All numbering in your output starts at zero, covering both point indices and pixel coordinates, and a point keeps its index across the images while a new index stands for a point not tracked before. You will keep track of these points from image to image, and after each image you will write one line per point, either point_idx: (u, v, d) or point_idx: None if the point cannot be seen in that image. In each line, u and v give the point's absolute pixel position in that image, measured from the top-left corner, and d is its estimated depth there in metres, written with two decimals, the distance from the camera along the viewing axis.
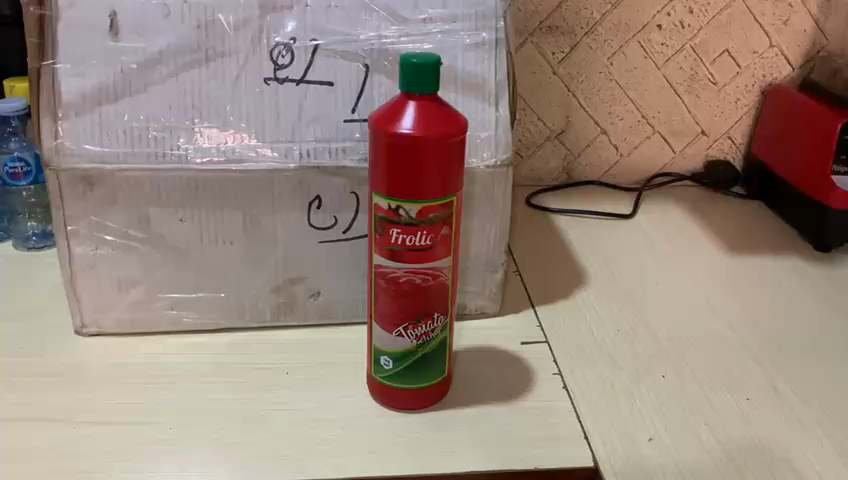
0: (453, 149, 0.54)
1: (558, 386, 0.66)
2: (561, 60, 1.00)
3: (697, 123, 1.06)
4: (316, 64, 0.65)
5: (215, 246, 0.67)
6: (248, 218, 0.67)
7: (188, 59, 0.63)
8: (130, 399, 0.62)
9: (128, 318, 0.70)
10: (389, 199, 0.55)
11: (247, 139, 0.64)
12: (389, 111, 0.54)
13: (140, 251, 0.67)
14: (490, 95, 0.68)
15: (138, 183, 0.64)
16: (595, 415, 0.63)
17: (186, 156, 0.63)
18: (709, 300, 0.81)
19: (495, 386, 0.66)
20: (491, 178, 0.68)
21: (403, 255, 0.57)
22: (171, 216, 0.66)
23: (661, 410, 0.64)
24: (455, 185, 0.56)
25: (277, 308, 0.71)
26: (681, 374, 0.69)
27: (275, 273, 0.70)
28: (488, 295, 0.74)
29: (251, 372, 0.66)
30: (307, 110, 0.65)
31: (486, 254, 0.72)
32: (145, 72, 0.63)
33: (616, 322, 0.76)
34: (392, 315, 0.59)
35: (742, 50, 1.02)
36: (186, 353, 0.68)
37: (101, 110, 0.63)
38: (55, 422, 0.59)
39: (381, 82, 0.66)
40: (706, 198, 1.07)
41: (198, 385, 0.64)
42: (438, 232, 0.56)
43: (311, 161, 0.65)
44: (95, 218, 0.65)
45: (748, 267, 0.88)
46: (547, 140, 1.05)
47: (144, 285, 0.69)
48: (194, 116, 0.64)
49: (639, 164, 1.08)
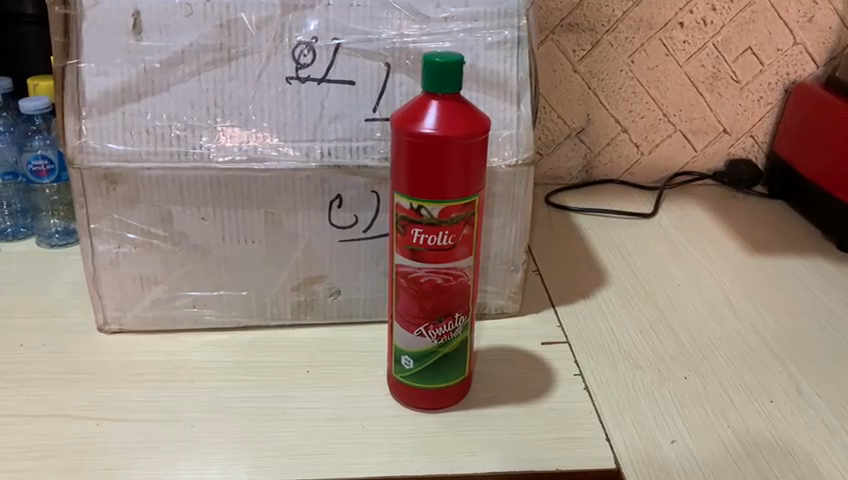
0: (475, 149, 0.54)
1: (578, 387, 0.66)
2: (581, 57, 0.99)
3: (719, 121, 1.05)
4: (337, 64, 0.65)
5: (236, 244, 0.68)
6: (269, 216, 0.67)
7: (210, 57, 0.63)
8: (151, 396, 0.62)
9: (148, 316, 0.70)
10: (411, 199, 0.55)
11: (269, 138, 0.64)
12: (411, 110, 0.54)
13: (162, 249, 0.67)
14: (512, 94, 0.67)
15: (161, 182, 0.64)
16: (617, 417, 0.62)
17: (208, 154, 0.64)
18: (731, 300, 0.80)
19: (515, 386, 0.65)
20: (512, 177, 0.68)
21: (424, 255, 0.56)
22: (193, 215, 0.66)
23: (683, 411, 0.63)
24: (477, 185, 0.56)
25: (297, 307, 0.71)
26: (702, 376, 0.68)
27: (295, 273, 0.70)
28: (508, 294, 0.74)
29: (272, 370, 0.66)
30: (328, 109, 0.65)
31: (506, 254, 0.72)
32: (167, 71, 0.63)
33: (637, 323, 0.75)
34: (413, 315, 0.59)
35: (766, 47, 1.01)
36: (206, 351, 0.69)
37: (125, 109, 0.63)
38: (79, 418, 0.60)
39: (403, 80, 0.66)
40: (728, 198, 1.06)
41: (219, 383, 0.64)
42: (459, 232, 0.56)
43: (331, 160, 0.65)
44: (117, 216, 0.66)
45: (770, 267, 0.87)
46: (566, 139, 1.05)
47: (166, 283, 0.69)
48: (216, 115, 0.64)
49: (659, 162, 1.08)
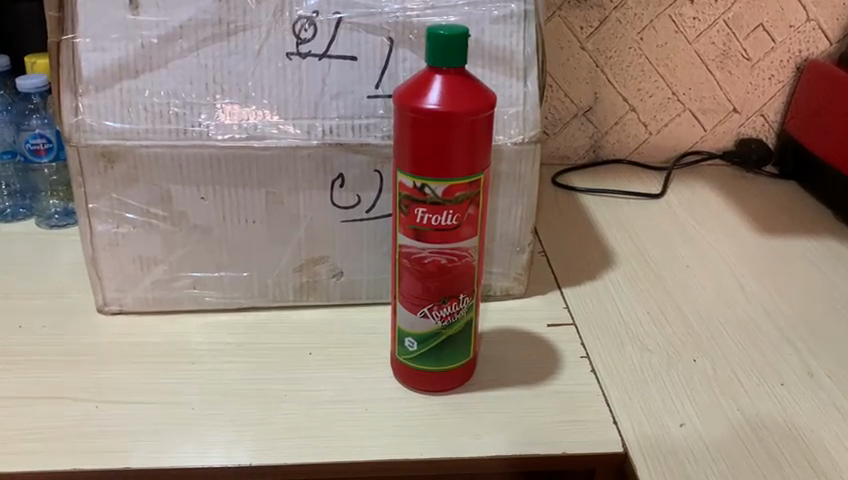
0: (480, 126, 0.53)
1: (585, 370, 0.65)
2: (589, 35, 0.97)
3: (729, 100, 1.03)
4: (338, 39, 0.63)
5: (237, 225, 0.66)
6: (270, 196, 0.65)
7: (209, 32, 0.62)
8: (151, 378, 0.62)
9: (149, 297, 0.69)
10: (414, 177, 0.53)
11: (269, 116, 0.63)
12: (415, 86, 0.52)
13: (161, 230, 0.66)
14: (519, 69, 0.65)
15: (160, 161, 0.63)
16: (625, 400, 0.61)
17: (207, 132, 0.62)
18: (740, 281, 0.79)
19: (521, 368, 0.64)
20: (518, 155, 0.66)
21: (428, 235, 0.55)
22: (193, 194, 0.65)
23: (692, 394, 0.62)
24: (483, 163, 0.54)
25: (300, 288, 0.70)
26: (711, 358, 0.67)
27: (297, 253, 0.68)
28: (513, 276, 0.73)
29: (273, 352, 0.65)
30: (329, 85, 0.64)
31: (512, 234, 0.71)
32: (165, 47, 0.62)
33: (645, 305, 0.74)
34: (417, 296, 0.57)
35: (778, 24, 0.98)
36: (207, 333, 0.68)
37: (122, 86, 0.62)
38: (79, 400, 0.59)
39: (406, 56, 0.64)
40: (737, 178, 1.04)
41: (220, 364, 0.63)
42: (464, 212, 0.55)
43: (333, 138, 0.64)
44: (115, 195, 0.64)
45: (780, 248, 0.86)
46: (574, 118, 1.03)
47: (166, 264, 0.68)
48: (216, 92, 0.63)
49: (668, 142, 1.06)
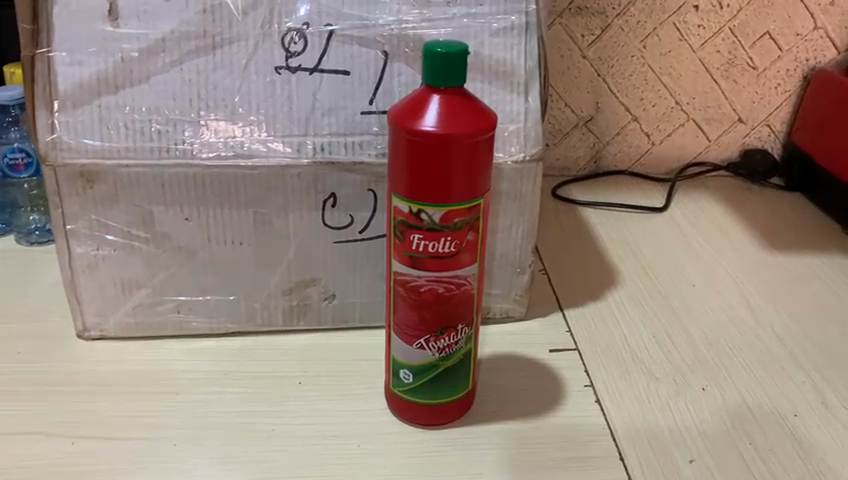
0: (481, 148, 0.49)
1: (590, 400, 0.61)
2: (591, 43, 0.94)
3: (734, 109, 1.01)
4: (330, 52, 0.60)
5: (223, 246, 0.63)
6: (257, 216, 0.62)
7: (193, 45, 0.59)
8: (133, 410, 0.58)
9: (131, 322, 0.66)
10: (410, 203, 0.50)
11: (257, 132, 0.60)
12: (410, 105, 0.49)
13: (144, 252, 0.63)
14: (520, 84, 0.62)
15: (142, 180, 0.60)
16: (631, 434, 0.58)
17: (191, 151, 0.59)
18: (749, 301, 0.76)
19: (522, 399, 0.61)
20: (519, 173, 0.63)
21: (425, 263, 0.52)
22: (176, 215, 0.62)
23: (701, 427, 0.59)
24: (483, 187, 0.51)
25: (290, 312, 0.67)
26: (721, 386, 0.64)
27: (287, 276, 0.65)
28: (514, 298, 0.70)
29: (261, 382, 0.62)
30: (321, 100, 0.60)
31: (512, 255, 0.67)
32: (147, 60, 0.58)
33: (651, 328, 0.71)
34: (413, 326, 0.54)
35: (784, 32, 0.95)
36: (193, 359, 0.64)
37: (101, 102, 0.58)
38: (55, 436, 0.55)
39: (402, 70, 0.61)
40: (742, 190, 1.01)
41: (206, 395, 0.60)
42: (463, 238, 0.51)
43: (325, 156, 0.60)
44: (95, 216, 0.61)
45: (788, 265, 0.83)
46: (575, 128, 1.00)
47: (149, 287, 0.65)
48: (201, 108, 0.59)
49: (671, 152, 1.03)
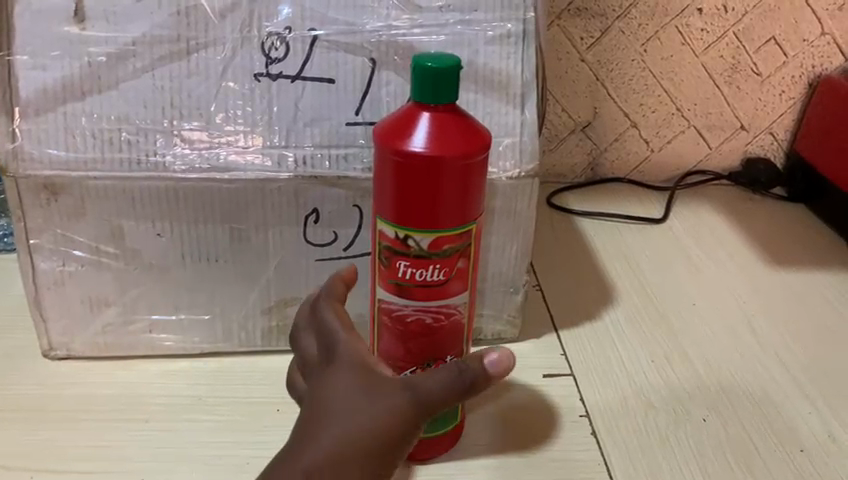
0: (474, 170, 0.46)
1: (586, 432, 0.58)
2: (590, 45, 0.90)
3: (737, 116, 0.97)
4: (313, 59, 0.56)
5: (197, 263, 0.59)
6: (234, 232, 0.58)
7: (166, 50, 0.55)
8: (99, 440, 0.55)
9: (100, 341, 0.62)
10: (397, 227, 0.47)
11: (234, 144, 0.56)
12: (398, 122, 0.45)
13: (113, 268, 0.59)
14: (516, 95, 0.59)
15: (110, 193, 0.56)
16: (629, 471, 0.55)
17: (164, 163, 0.55)
18: (751, 322, 0.73)
19: (513, 431, 0.58)
20: (514, 191, 0.59)
21: (412, 291, 0.48)
22: (148, 230, 0.58)
23: (703, 462, 0.56)
24: (475, 211, 0.47)
25: (270, 332, 0.63)
26: (722, 416, 0.61)
27: (266, 294, 0.62)
28: (506, 319, 0.66)
29: (237, 408, 0.58)
30: (303, 110, 0.56)
31: (505, 274, 0.64)
32: (116, 65, 0.54)
33: (649, 351, 0.68)
34: (398, 357, 0.51)
35: (791, 37, 0.92)
36: (165, 382, 0.61)
37: (65, 108, 0.54)
38: (13, 469, 0.52)
39: (390, 79, 0.57)
40: (744, 200, 0.98)
41: (178, 424, 0.56)
42: (453, 266, 0.48)
43: (307, 170, 0.56)
44: (60, 230, 0.57)
45: (793, 283, 0.79)
46: (571, 134, 0.96)
47: (119, 305, 0.61)
48: (174, 117, 0.55)
49: (671, 160, 0.99)
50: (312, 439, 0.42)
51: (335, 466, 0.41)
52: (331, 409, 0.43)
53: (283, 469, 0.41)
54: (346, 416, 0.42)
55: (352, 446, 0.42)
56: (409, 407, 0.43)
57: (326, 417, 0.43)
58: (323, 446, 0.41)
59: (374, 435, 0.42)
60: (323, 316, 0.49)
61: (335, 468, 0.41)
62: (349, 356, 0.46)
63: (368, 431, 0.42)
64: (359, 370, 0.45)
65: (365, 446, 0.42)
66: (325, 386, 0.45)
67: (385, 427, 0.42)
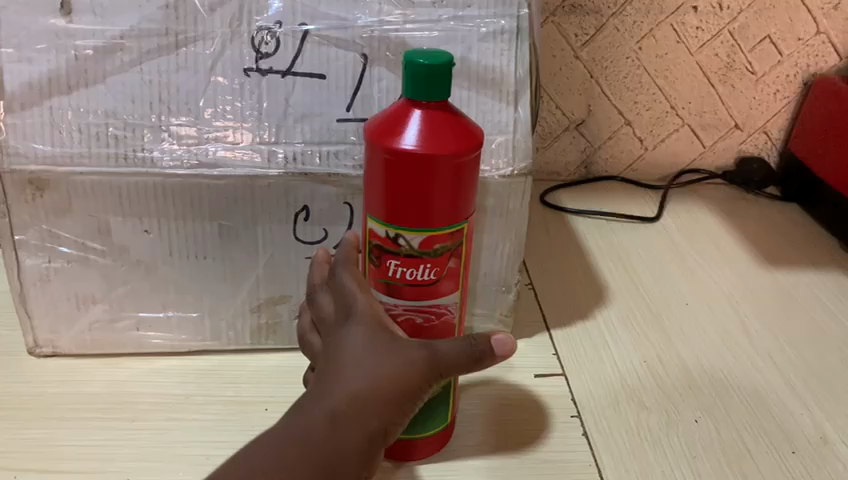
0: (465, 169, 0.45)
1: (577, 433, 0.58)
2: (584, 43, 0.90)
3: (731, 115, 0.97)
4: (304, 54, 0.55)
5: (185, 260, 0.59)
6: (223, 229, 0.58)
7: (154, 43, 0.54)
8: (84, 439, 0.54)
9: (86, 338, 0.61)
10: (387, 226, 0.46)
11: (223, 140, 0.55)
12: (388, 120, 0.45)
13: (100, 265, 0.58)
14: (509, 93, 0.58)
15: (97, 189, 0.55)
16: (620, 472, 0.54)
17: (152, 158, 0.54)
18: (744, 323, 0.72)
19: (504, 432, 0.57)
20: (507, 189, 0.59)
21: (402, 291, 0.48)
22: (135, 227, 0.57)
23: (694, 463, 0.56)
24: (467, 210, 0.47)
25: (259, 331, 0.62)
26: (715, 417, 0.60)
27: (256, 292, 0.61)
28: (498, 318, 0.66)
29: (225, 407, 0.58)
30: (293, 106, 0.56)
31: (498, 273, 0.63)
32: (103, 58, 0.53)
33: (642, 351, 0.67)
34: None
35: (786, 36, 0.91)
36: (152, 380, 0.60)
37: (51, 102, 0.54)
38: None
39: (382, 75, 0.56)
40: (737, 199, 0.97)
41: (165, 422, 0.56)
42: (444, 265, 0.47)
43: (297, 167, 0.55)
44: (46, 226, 0.56)
45: (786, 283, 0.79)
46: (565, 131, 0.95)
47: (105, 302, 0.60)
48: (162, 112, 0.55)
49: (664, 158, 0.99)
50: (330, 387, 0.42)
51: (357, 413, 0.41)
52: (350, 359, 0.43)
53: (302, 414, 0.41)
54: (365, 366, 0.42)
55: (373, 394, 0.41)
56: (427, 364, 0.43)
57: (344, 366, 0.42)
58: (343, 393, 0.41)
59: (392, 386, 0.42)
60: (342, 278, 0.47)
61: (356, 415, 0.41)
62: (365, 311, 0.45)
63: (389, 381, 0.42)
64: (375, 327, 0.44)
65: (384, 394, 0.42)
66: (340, 341, 0.44)
67: (405, 379, 0.42)
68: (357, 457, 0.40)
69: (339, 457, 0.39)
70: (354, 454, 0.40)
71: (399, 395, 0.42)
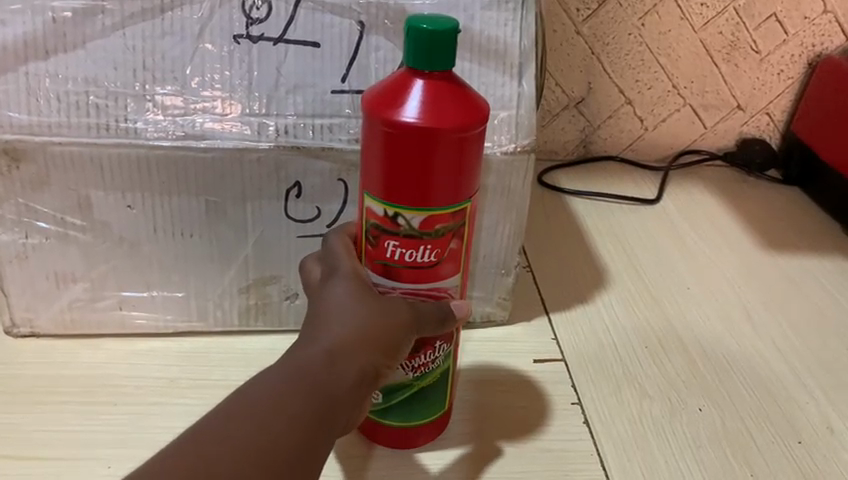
0: (469, 144, 0.43)
1: (578, 421, 0.56)
2: (586, 18, 0.87)
3: (734, 96, 0.94)
4: (298, 20, 0.52)
5: (170, 238, 0.56)
6: (210, 206, 0.55)
7: (138, 6, 0.51)
8: (61, 425, 0.51)
9: (66, 318, 0.58)
10: (386, 204, 0.44)
11: (211, 110, 0.52)
12: (388, 90, 0.42)
13: (81, 242, 0.55)
14: (513, 65, 0.55)
15: (76, 161, 0.52)
16: (622, 463, 0.52)
17: (135, 129, 0.51)
18: (747, 308, 0.70)
19: (503, 419, 0.55)
20: (509, 167, 0.56)
21: (400, 273, 0.45)
22: (118, 202, 0.54)
23: (698, 453, 0.54)
24: (470, 188, 0.44)
25: (247, 312, 0.60)
26: (719, 406, 0.58)
27: (245, 272, 0.58)
28: (496, 301, 0.63)
29: (211, 391, 0.55)
30: (285, 76, 0.53)
31: (497, 255, 0.61)
32: (84, 21, 0.50)
33: (643, 336, 0.65)
34: None
35: (792, 14, 0.89)
36: (135, 363, 0.57)
37: (28, 68, 0.50)
38: None
39: (379, 44, 0.53)
40: (738, 181, 0.95)
41: (147, 407, 0.53)
42: (445, 247, 0.45)
43: (289, 140, 0.53)
44: (23, 200, 0.53)
45: (788, 268, 0.77)
46: (564, 109, 0.93)
47: (86, 281, 0.57)
48: (146, 80, 0.51)
49: (665, 139, 0.96)
50: (313, 338, 0.40)
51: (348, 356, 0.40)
52: (329, 313, 0.42)
53: (288, 363, 0.39)
54: (344, 317, 0.41)
55: (362, 338, 0.41)
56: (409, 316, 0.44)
57: (325, 319, 0.41)
58: (327, 343, 0.40)
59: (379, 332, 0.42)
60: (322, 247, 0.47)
61: (344, 363, 0.40)
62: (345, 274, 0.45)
63: (370, 331, 0.42)
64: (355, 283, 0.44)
65: (373, 340, 0.41)
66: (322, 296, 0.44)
67: (385, 327, 0.42)
68: (349, 399, 0.39)
69: (331, 401, 0.38)
70: (347, 396, 0.39)
71: (381, 342, 0.42)
